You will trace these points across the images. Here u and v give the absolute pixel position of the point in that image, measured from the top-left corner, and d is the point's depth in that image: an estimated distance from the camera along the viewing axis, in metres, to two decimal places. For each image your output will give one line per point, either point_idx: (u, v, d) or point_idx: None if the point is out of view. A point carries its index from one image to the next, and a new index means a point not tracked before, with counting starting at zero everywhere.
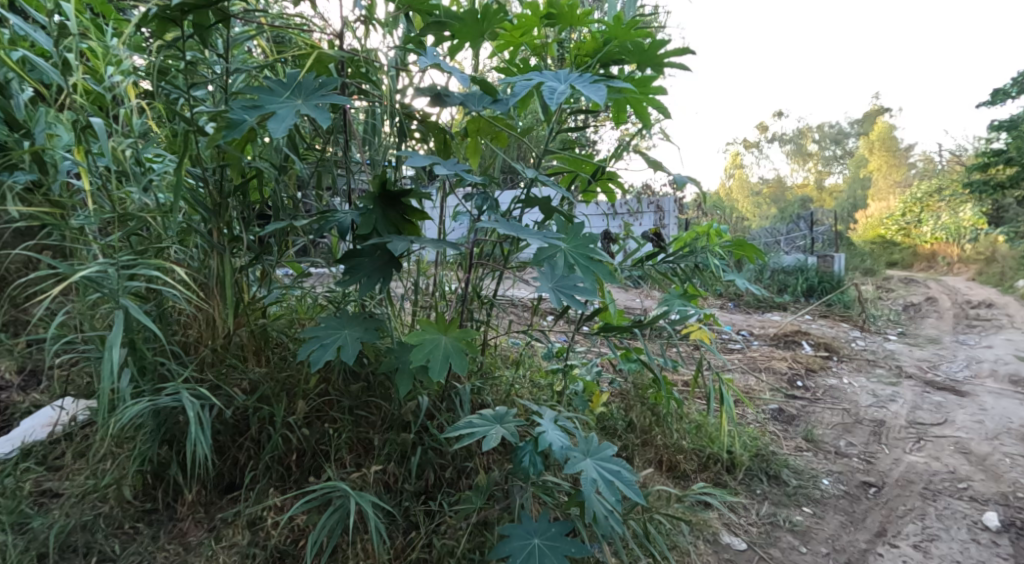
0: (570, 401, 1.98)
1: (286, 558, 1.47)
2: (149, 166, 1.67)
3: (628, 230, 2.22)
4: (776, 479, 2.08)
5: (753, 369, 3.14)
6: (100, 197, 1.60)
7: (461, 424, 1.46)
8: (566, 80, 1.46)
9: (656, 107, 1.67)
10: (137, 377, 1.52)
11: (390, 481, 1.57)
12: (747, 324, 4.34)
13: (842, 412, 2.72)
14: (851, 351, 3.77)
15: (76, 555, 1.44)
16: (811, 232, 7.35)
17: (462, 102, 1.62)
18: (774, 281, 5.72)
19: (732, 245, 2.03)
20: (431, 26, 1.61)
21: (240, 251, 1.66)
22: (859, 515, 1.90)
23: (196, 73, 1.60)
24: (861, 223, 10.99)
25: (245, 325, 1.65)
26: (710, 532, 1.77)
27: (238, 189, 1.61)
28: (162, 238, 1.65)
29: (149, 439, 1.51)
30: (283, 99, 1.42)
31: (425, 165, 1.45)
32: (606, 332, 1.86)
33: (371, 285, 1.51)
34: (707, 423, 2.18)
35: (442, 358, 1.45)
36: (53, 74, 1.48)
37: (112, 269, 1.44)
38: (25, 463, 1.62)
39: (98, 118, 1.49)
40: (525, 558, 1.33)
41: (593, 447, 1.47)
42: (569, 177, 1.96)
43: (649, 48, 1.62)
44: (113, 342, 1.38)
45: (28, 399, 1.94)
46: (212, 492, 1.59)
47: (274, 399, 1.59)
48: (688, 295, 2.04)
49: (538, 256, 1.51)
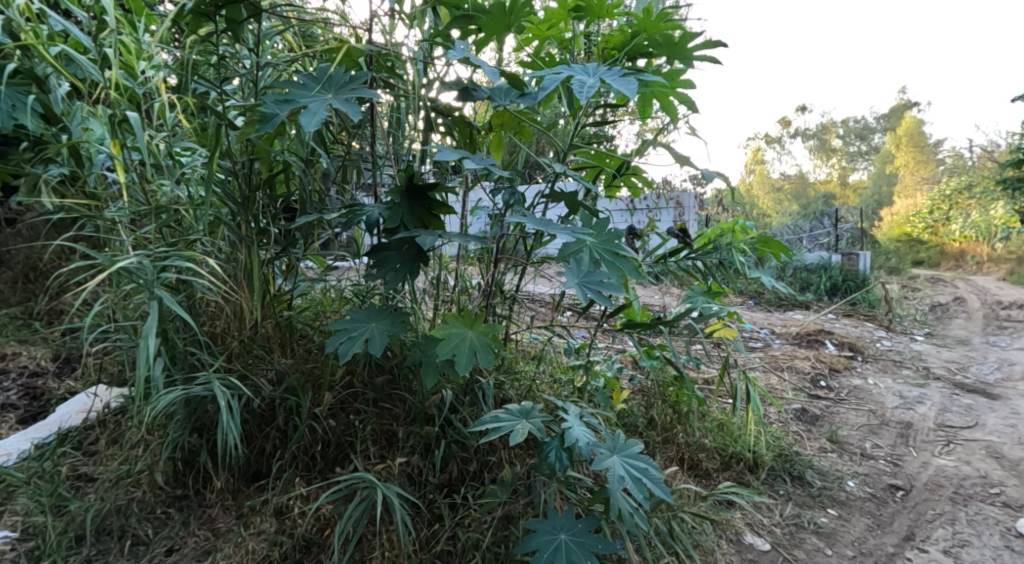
0: (592, 397, 1.97)
1: (312, 547, 1.48)
2: (180, 160, 1.70)
3: (652, 225, 2.19)
4: (800, 479, 2.06)
5: (775, 369, 3.10)
6: (133, 190, 1.64)
7: (487, 419, 1.46)
8: (595, 73, 1.44)
9: (685, 102, 1.65)
10: (169, 365, 1.56)
11: (414, 474, 1.58)
12: (768, 323, 4.28)
13: (868, 413, 2.68)
14: (876, 352, 3.70)
15: (111, 538, 1.48)
16: (836, 230, 7.21)
17: (490, 96, 1.60)
18: (796, 279, 5.64)
19: (757, 242, 2.02)
20: (460, 19, 1.60)
21: (268, 243, 1.68)
22: (886, 518, 1.88)
23: (226, 67, 1.62)
24: (887, 221, 10.76)
25: (271, 317, 1.67)
26: (733, 532, 1.75)
27: (267, 183, 1.63)
28: (192, 230, 1.68)
29: (179, 427, 1.54)
30: (314, 92, 1.43)
31: (453, 159, 1.43)
32: (629, 328, 1.86)
33: (398, 279, 1.52)
34: (729, 422, 2.16)
35: (468, 353, 1.46)
36: (92, 70, 1.51)
37: (147, 261, 1.47)
38: (63, 447, 1.67)
39: (134, 113, 1.53)
40: (551, 554, 1.33)
41: (619, 444, 1.48)
42: (593, 172, 1.94)
43: (679, 41, 1.61)
44: (148, 331, 1.42)
45: (63, 386, 1.99)
46: (240, 480, 1.61)
47: (301, 390, 1.61)
48: (712, 292, 2.04)
49: (564, 251, 1.51)
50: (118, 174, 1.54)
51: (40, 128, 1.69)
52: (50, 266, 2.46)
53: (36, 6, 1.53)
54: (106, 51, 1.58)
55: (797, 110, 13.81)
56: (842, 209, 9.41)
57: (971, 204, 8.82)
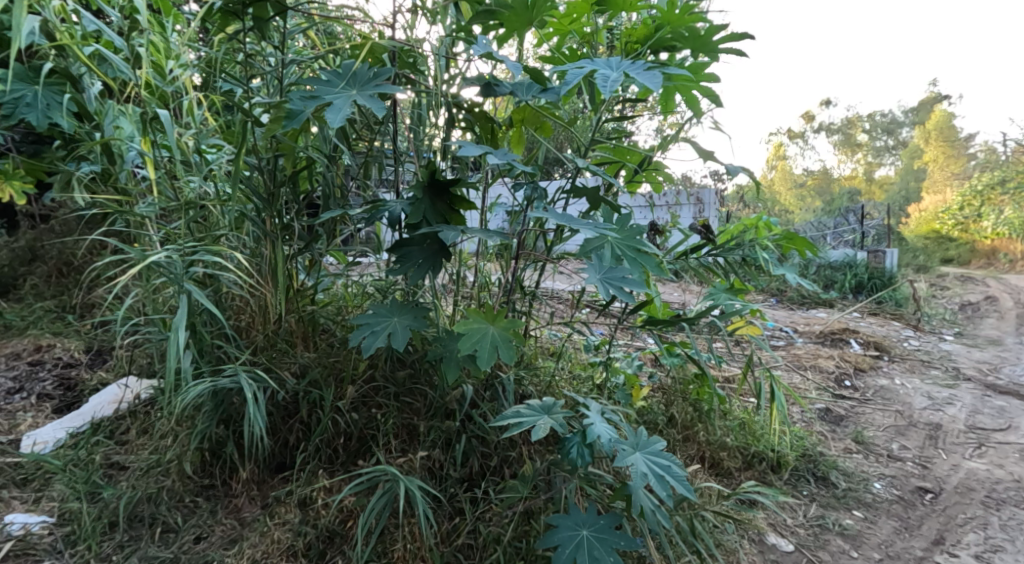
0: (612, 394, 1.96)
1: (335, 538, 1.49)
2: (206, 157, 1.74)
3: (674, 221, 2.17)
4: (824, 481, 2.03)
5: (798, 368, 3.06)
6: (164, 187, 1.69)
7: (509, 414, 1.46)
8: (619, 67, 1.43)
9: (709, 96, 1.64)
10: (197, 358, 1.60)
11: (435, 467, 1.60)
12: (790, 321, 4.22)
13: (895, 414, 2.62)
14: (903, 351, 3.64)
15: (143, 525, 1.52)
16: (862, 226, 7.05)
17: (512, 91, 1.60)
18: (820, 276, 5.54)
19: (783, 239, 1.96)
20: (482, 14, 1.61)
21: (291, 239, 1.70)
22: (915, 521, 1.85)
23: (253, 65, 1.64)
24: (914, 218, 10.51)
25: (295, 311, 1.70)
26: (755, 532, 1.74)
27: (290, 179, 1.65)
28: (219, 226, 1.72)
29: (207, 418, 1.57)
30: (339, 89, 1.44)
31: (477, 155, 1.43)
32: (650, 325, 1.83)
33: (421, 274, 1.52)
34: (752, 422, 2.15)
35: (489, 348, 1.46)
36: (124, 69, 1.55)
37: (176, 255, 1.51)
38: (96, 437, 1.73)
39: (165, 111, 1.57)
40: (573, 550, 1.34)
41: (642, 441, 1.48)
42: (615, 167, 1.93)
43: (705, 35, 1.59)
44: (178, 324, 1.46)
45: (95, 377, 2.05)
46: (265, 472, 1.64)
47: (324, 383, 1.64)
48: (734, 290, 2.01)
49: (585, 247, 1.50)
50: (149, 170, 1.59)
51: (74, 127, 1.75)
52: (84, 261, 2.56)
53: (70, 6, 1.57)
54: (137, 50, 1.62)
55: (823, 104, 13.57)
56: (867, 205, 9.23)
57: (1004, 200, 8.59)
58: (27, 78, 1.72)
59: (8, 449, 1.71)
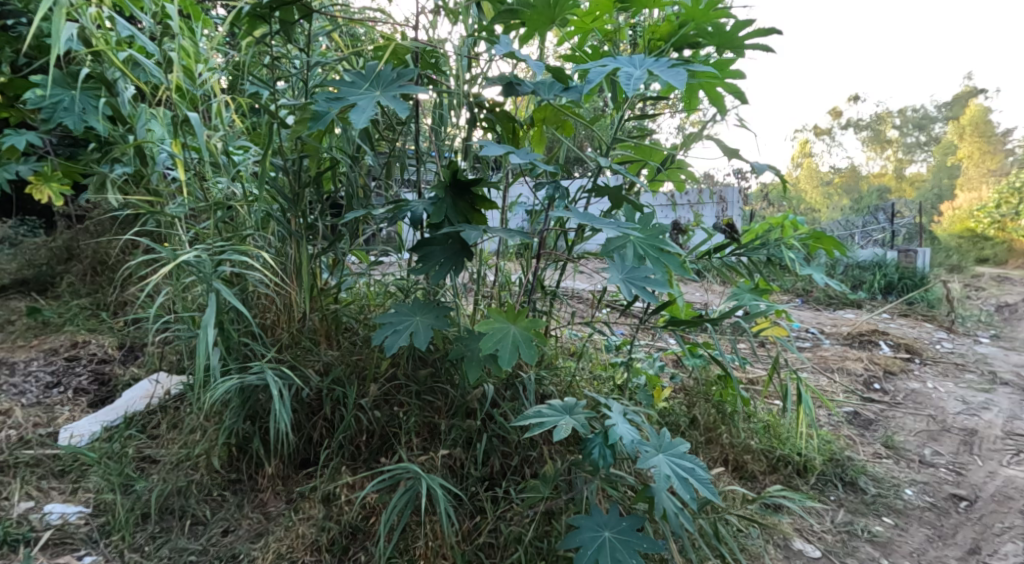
0: (634, 394, 1.96)
1: (358, 534, 1.52)
2: (234, 158, 1.78)
3: (697, 220, 2.15)
4: (853, 486, 2.00)
5: (825, 370, 3.01)
6: (194, 189, 1.73)
7: (531, 413, 1.47)
8: (642, 65, 1.42)
9: (733, 92, 1.63)
10: (225, 355, 1.65)
11: (456, 466, 1.61)
12: (817, 322, 4.15)
13: (927, 418, 2.57)
14: (935, 354, 3.56)
15: (173, 517, 1.57)
16: (892, 225, 6.90)
17: (534, 90, 1.60)
18: (847, 276, 5.44)
19: (810, 238, 1.93)
20: (503, 14, 1.61)
21: (316, 239, 1.73)
22: (948, 530, 1.81)
23: (279, 67, 1.67)
24: (947, 216, 10.25)
25: (318, 310, 1.73)
26: (781, 537, 1.72)
27: (315, 180, 1.68)
28: (245, 226, 1.76)
29: (234, 414, 1.61)
30: (363, 90, 1.46)
31: (499, 155, 1.44)
32: (673, 325, 1.82)
33: (443, 273, 1.54)
34: (777, 425, 2.12)
35: (511, 347, 1.47)
36: (156, 73, 1.59)
37: (205, 255, 1.55)
38: (129, 430, 1.78)
39: (195, 114, 1.61)
40: (596, 551, 1.34)
41: (665, 443, 1.47)
42: (637, 165, 1.93)
43: (730, 30, 1.58)
44: (207, 322, 1.49)
45: (128, 372, 2.11)
46: (289, 467, 1.68)
47: (348, 381, 1.66)
48: (759, 290, 1.99)
49: (608, 246, 1.50)
50: (180, 172, 1.64)
51: (109, 130, 1.81)
52: (118, 260, 2.63)
53: (105, 12, 1.62)
54: (170, 55, 1.66)
55: (852, 100, 13.31)
56: (898, 203, 9.03)
57: None
58: (65, 84, 1.79)
59: (46, 442, 1.77)
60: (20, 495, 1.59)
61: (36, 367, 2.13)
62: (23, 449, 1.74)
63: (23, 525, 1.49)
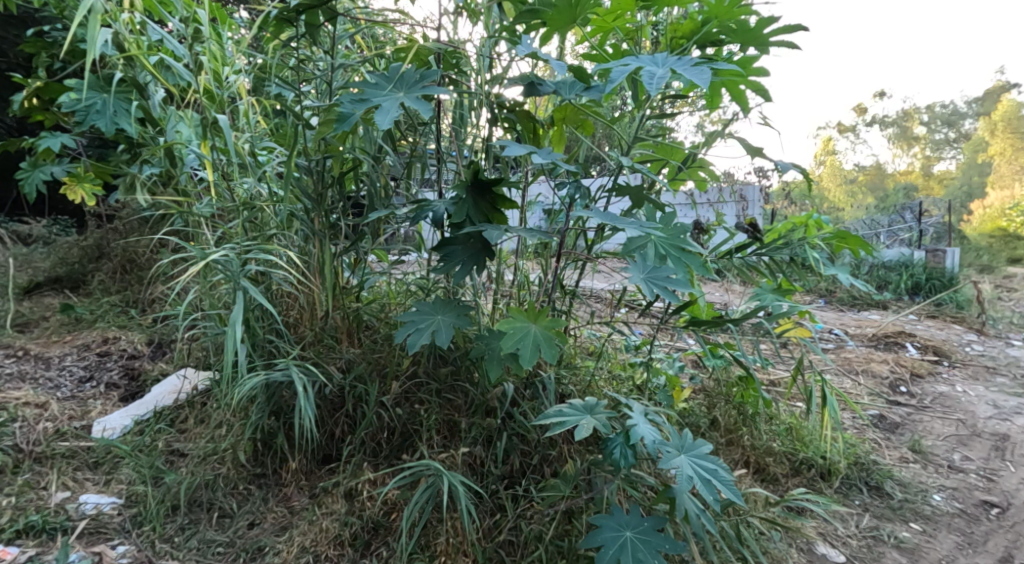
0: (653, 395, 1.95)
1: (380, 530, 1.54)
2: (260, 159, 1.81)
3: (718, 219, 2.13)
4: (879, 490, 1.97)
5: (849, 372, 2.96)
6: (222, 189, 1.77)
7: (552, 412, 1.48)
8: (665, 64, 1.41)
9: (757, 90, 1.61)
10: (250, 352, 1.68)
11: (476, 464, 1.62)
12: (840, 323, 4.09)
13: (956, 422, 2.52)
14: (965, 356, 3.48)
15: (201, 509, 1.61)
16: (918, 224, 6.76)
17: (555, 90, 1.61)
18: (872, 277, 5.35)
19: (834, 237, 1.90)
20: (525, 14, 1.62)
21: (338, 238, 1.75)
22: (979, 537, 1.78)
23: (304, 69, 1.70)
24: (977, 216, 10.01)
25: (340, 308, 1.76)
26: (804, 541, 1.71)
27: (338, 181, 1.70)
28: (270, 225, 1.79)
29: (259, 410, 1.64)
30: (386, 91, 1.47)
31: (521, 155, 1.44)
32: (694, 325, 1.80)
33: (464, 273, 1.55)
34: (800, 427, 2.10)
35: (531, 347, 1.48)
36: (186, 76, 1.63)
37: (233, 254, 1.59)
38: (159, 424, 1.83)
39: (223, 117, 1.64)
40: (617, 550, 1.34)
41: (687, 444, 1.47)
42: (658, 164, 1.91)
43: (754, 27, 1.57)
44: (235, 320, 1.53)
45: (157, 367, 2.16)
46: (312, 463, 1.71)
47: (369, 378, 1.69)
48: (782, 290, 1.96)
49: (629, 246, 1.50)
50: (209, 172, 1.67)
51: (139, 132, 1.85)
52: (147, 259, 2.70)
53: (137, 17, 1.66)
54: (199, 59, 1.70)
55: (878, 97, 13.07)
56: (926, 202, 8.84)
57: None
58: (98, 87, 1.84)
59: (80, 434, 1.83)
60: (57, 486, 1.64)
61: (70, 362, 2.19)
62: (59, 441, 1.79)
63: (61, 514, 1.54)
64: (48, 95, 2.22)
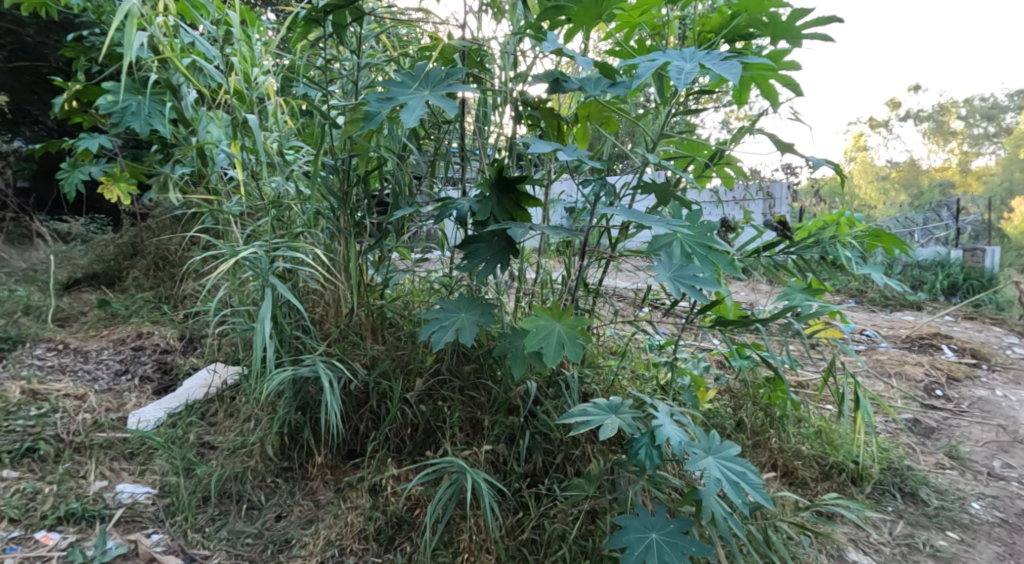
0: (677, 395, 1.93)
1: (404, 525, 1.55)
2: (288, 158, 1.84)
3: (745, 217, 2.10)
4: (913, 497, 1.92)
5: (882, 374, 2.90)
6: (252, 188, 1.81)
7: (576, 412, 1.47)
8: (693, 58, 1.39)
9: (788, 84, 1.58)
10: (278, 348, 1.71)
11: (499, 461, 1.62)
12: (872, 324, 4.00)
13: (996, 428, 2.44)
14: (1005, 359, 3.37)
15: (231, 501, 1.64)
16: (955, 222, 6.57)
17: (580, 86, 1.59)
18: (907, 276, 5.21)
19: (868, 235, 1.85)
20: (550, 10, 1.60)
21: (363, 236, 1.77)
22: (1020, 548, 1.72)
23: (331, 69, 1.72)
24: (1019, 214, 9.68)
25: (365, 305, 1.78)
26: (834, 547, 1.67)
27: (364, 180, 1.72)
28: (297, 224, 1.82)
29: (287, 404, 1.67)
30: (411, 90, 1.48)
31: (547, 152, 1.43)
32: (721, 325, 1.78)
33: (488, 271, 1.54)
34: (830, 430, 2.06)
35: (555, 345, 1.47)
36: (218, 77, 1.66)
37: (262, 251, 1.62)
38: (190, 417, 1.87)
39: (252, 116, 1.68)
40: (642, 552, 1.33)
41: (714, 445, 1.45)
42: (683, 162, 1.88)
43: (786, 19, 1.54)
44: (263, 316, 1.55)
45: (188, 361, 2.21)
46: (337, 458, 1.73)
47: (393, 374, 1.70)
48: (812, 289, 1.92)
49: (654, 244, 1.49)
50: (239, 171, 1.71)
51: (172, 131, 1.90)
52: (178, 256, 2.76)
53: (171, 19, 1.70)
54: (230, 60, 1.74)
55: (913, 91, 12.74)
56: (963, 199, 8.59)
57: None
58: (134, 89, 1.89)
59: (116, 426, 1.88)
60: (95, 475, 1.69)
61: (106, 356, 2.26)
62: (96, 431, 1.84)
63: (98, 502, 1.59)
64: (87, 97, 2.29)
